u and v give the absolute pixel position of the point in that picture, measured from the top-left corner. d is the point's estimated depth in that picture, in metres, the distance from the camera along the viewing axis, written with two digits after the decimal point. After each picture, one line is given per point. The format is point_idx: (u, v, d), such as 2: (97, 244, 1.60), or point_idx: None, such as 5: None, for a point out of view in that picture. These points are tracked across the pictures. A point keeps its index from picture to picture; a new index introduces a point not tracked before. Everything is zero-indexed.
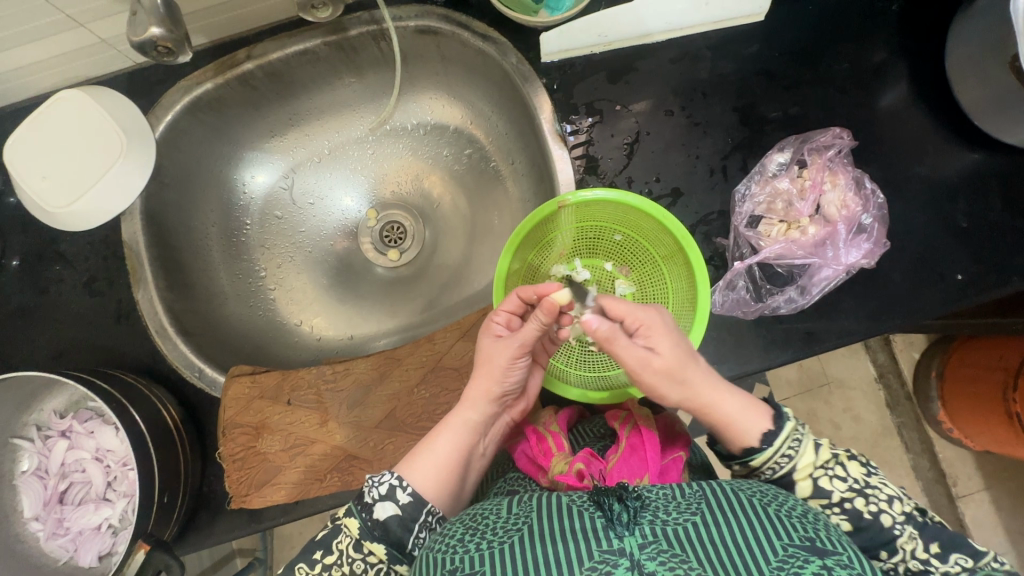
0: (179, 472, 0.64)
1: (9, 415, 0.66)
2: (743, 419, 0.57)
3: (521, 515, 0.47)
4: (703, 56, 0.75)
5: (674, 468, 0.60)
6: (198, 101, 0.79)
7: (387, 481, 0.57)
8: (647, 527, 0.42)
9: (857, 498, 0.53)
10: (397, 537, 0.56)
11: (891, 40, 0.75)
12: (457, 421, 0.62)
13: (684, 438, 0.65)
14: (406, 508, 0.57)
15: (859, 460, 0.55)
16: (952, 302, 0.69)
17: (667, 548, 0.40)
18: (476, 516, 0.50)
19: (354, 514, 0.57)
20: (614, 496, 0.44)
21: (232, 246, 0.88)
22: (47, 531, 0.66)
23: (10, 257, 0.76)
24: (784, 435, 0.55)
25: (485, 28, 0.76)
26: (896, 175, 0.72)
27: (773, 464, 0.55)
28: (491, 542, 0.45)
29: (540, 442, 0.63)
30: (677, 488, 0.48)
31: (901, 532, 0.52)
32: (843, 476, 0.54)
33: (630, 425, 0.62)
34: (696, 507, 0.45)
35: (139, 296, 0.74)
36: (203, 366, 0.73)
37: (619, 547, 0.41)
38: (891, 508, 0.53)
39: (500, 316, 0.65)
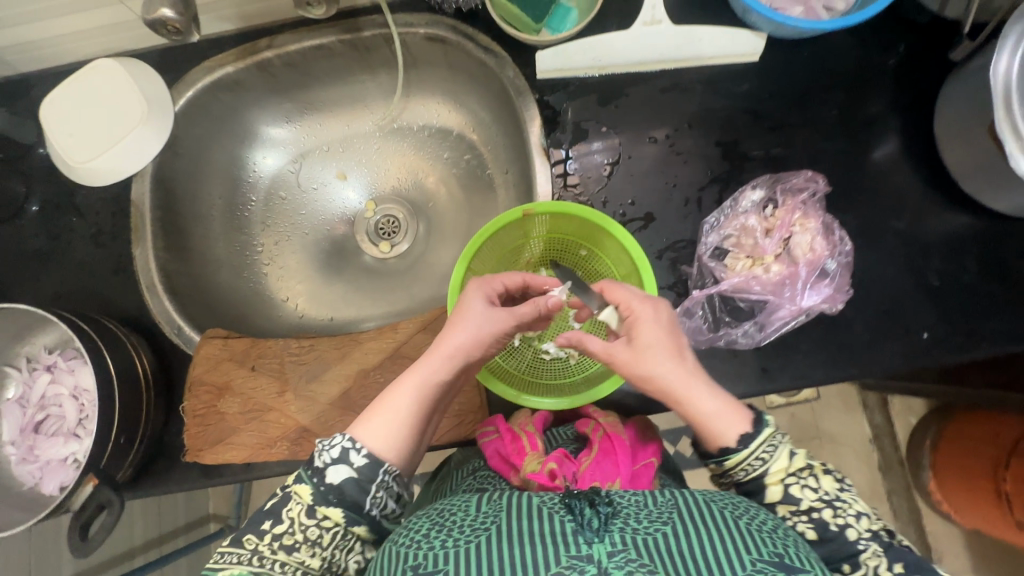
0: (140, 418, 0.68)
1: (2, 344, 0.72)
2: (718, 419, 0.54)
3: (490, 513, 0.45)
4: (693, 89, 0.77)
5: (645, 474, 0.61)
6: (219, 81, 0.85)
7: (339, 443, 0.53)
8: (618, 535, 0.41)
9: (825, 509, 0.50)
10: (354, 499, 0.51)
11: (885, 93, 0.75)
12: (419, 374, 0.58)
13: (657, 442, 0.65)
14: (363, 471, 0.52)
15: (834, 474, 0.52)
16: (914, 359, 0.68)
17: (636, 559, 0.39)
18: (440, 512, 0.48)
19: (304, 480, 0.52)
20: (585, 499, 0.43)
21: (234, 218, 0.93)
22: (20, 455, 0.72)
23: (30, 203, 0.82)
24: (760, 437, 0.52)
25: (487, 42, 0.80)
26: (873, 226, 0.72)
27: (746, 466, 0.52)
28: (456, 540, 0.43)
29: (514, 441, 0.64)
30: (649, 496, 0.46)
31: (865, 547, 0.49)
32: (815, 487, 0.51)
33: (600, 431, 0.64)
34: (668, 517, 0.43)
35: (137, 252, 0.80)
36: (182, 325, 0.78)
37: (587, 554, 0.39)
38: (858, 522, 0.50)
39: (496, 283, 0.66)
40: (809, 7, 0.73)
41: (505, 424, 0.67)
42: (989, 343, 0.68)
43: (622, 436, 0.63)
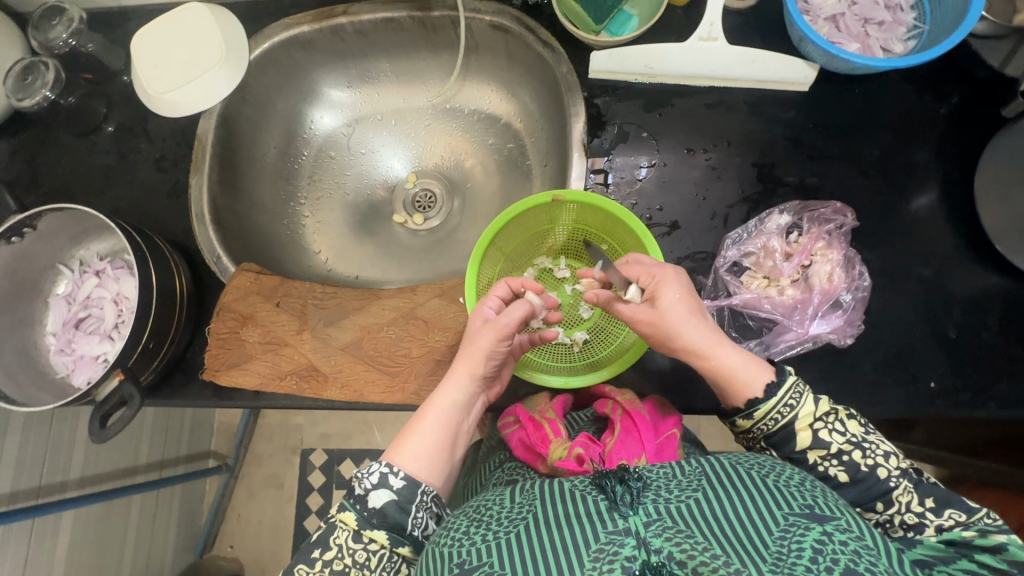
0: (169, 329, 0.74)
1: (63, 243, 0.79)
2: (745, 373, 0.60)
3: (525, 503, 0.50)
4: (738, 109, 0.78)
5: (670, 446, 0.63)
6: (293, 38, 0.91)
7: (377, 470, 0.59)
8: (650, 506, 0.46)
9: (855, 451, 0.56)
10: (396, 520, 0.57)
11: (931, 141, 0.76)
12: (443, 402, 0.64)
13: (676, 414, 0.68)
14: (401, 492, 0.58)
15: (859, 418, 0.58)
16: (919, 406, 0.68)
17: (670, 524, 0.44)
18: (478, 508, 0.53)
19: (348, 508, 0.57)
20: (614, 477, 0.48)
21: (285, 168, 0.99)
22: (58, 346, 0.78)
23: (106, 123, 0.89)
24: (788, 384, 0.58)
25: (548, 36, 0.83)
26: (897, 268, 0.72)
27: (774, 416, 0.58)
28: (496, 532, 0.48)
29: (537, 430, 0.66)
30: (677, 466, 0.51)
31: (896, 484, 0.55)
32: (842, 430, 0.57)
33: (619, 410, 0.67)
34: (697, 484, 0.48)
35: (193, 181, 0.85)
36: (221, 255, 0.83)
37: (625, 527, 0.45)
38: (886, 462, 0.56)
39: (492, 300, 0.68)
40: (866, 46, 0.74)
41: (525, 413, 0.69)
42: (998, 403, 0.67)
43: (641, 413, 0.66)
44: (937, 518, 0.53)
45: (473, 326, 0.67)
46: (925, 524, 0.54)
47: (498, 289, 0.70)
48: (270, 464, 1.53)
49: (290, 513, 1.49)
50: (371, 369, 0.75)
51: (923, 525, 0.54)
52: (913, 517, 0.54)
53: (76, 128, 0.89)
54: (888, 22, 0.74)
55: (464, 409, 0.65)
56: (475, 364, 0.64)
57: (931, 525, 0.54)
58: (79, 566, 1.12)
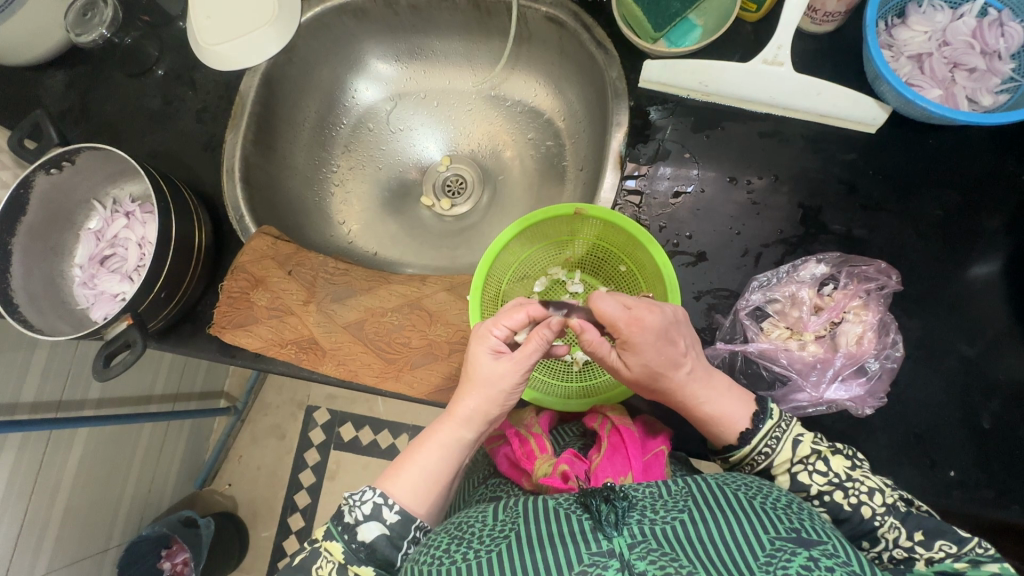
0: (182, 280, 0.75)
1: (99, 180, 0.81)
2: (725, 419, 0.59)
3: (507, 520, 0.49)
4: (794, 142, 0.72)
5: (656, 464, 0.61)
6: (347, 6, 0.89)
7: (371, 500, 0.58)
8: (635, 527, 0.44)
9: (836, 491, 0.54)
10: (386, 556, 0.57)
11: (1002, 209, 0.68)
12: (446, 437, 0.63)
13: (665, 431, 0.66)
14: (393, 527, 0.58)
15: (842, 454, 0.56)
16: (933, 495, 0.62)
17: (655, 547, 0.42)
18: (460, 525, 0.52)
19: (334, 537, 0.57)
20: (600, 497, 0.46)
21: (322, 135, 0.99)
22: (83, 279, 0.80)
23: (158, 67, 0.91)
24: (762, 432, 0.57)
25: (603, 37, 0.79)
26: (936, 342, 0.66)
27: (750, 461, 0.58)
28: (478, 551, 0.46)
29: (523, 445, 0.64)
30: (663, 486, 0.50)
31: (881, 523, 0.52)
32: (823, 471, 0.55)
33: (608, 426, 0.65)
34: (683, 505, 0.47)
35: (228, 137, 0.86)
36: (244, 214, 0.84)
37: (609, 549, 0.43)
38: (871, 499, 0.53)
39: (500, 330, 0.63)
40: (949, 93, 0.68)
41: (513, 429, 0.68)
42: None
43: (630, 428, 0.63)
44: (927, 551, 0.51)
45: (479, 359, 0.63)
46: (915, 558, 0.51)
47: (510, 317, 0.63)
48: (275, 415, 1.58)
49: (288, 464, 1.54)
50: (369, 353, 0.75)
51: (913, 560, 0.51)
52: (901, 552, 0.52)
53: (129, 69, 0.91)
54: (981, 70, 0.67)
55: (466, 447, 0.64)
56: (482, 407, 0.62)
57: (921, 559, 0.51)
58: (88, 480, 1.18)
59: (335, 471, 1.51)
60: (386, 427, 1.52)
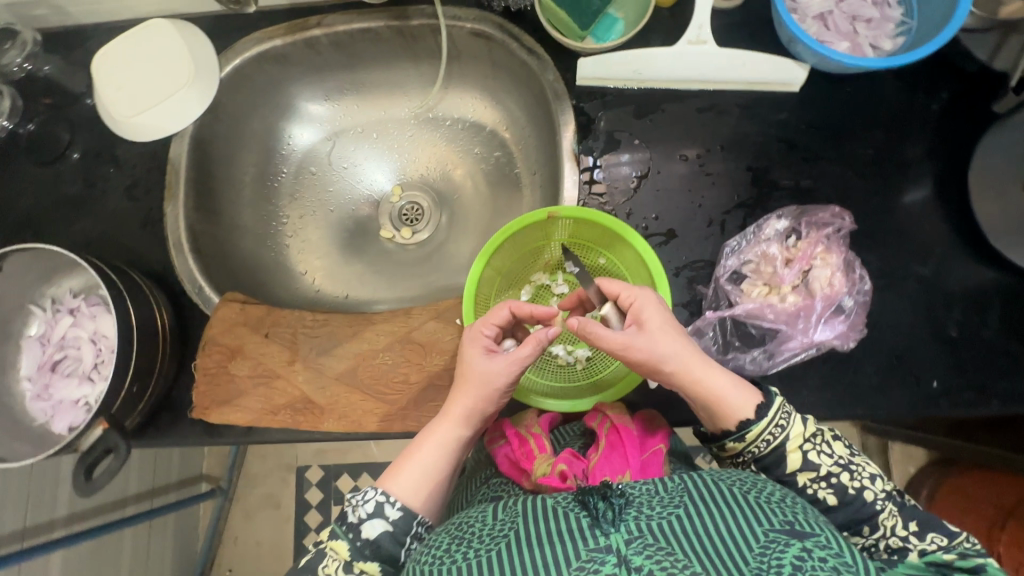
0: (153, 369, 0.70)
1: (32, 282, 0.75)
2: (735, 397, 0.60)
3: (507, 520, 0.48)
4: (730, 112, 0.77)
5: (655, 463, 0.61)
6: (266, 53, 0.87)
7: (373, 498, 0.58)
8: (632, 522, 0.45)
9: (842, 474, 0.57)
10: (392, 553, 0.57)
11: (923, 138, 0.75)
12: (443, 437, 0.63)
13: (665, 428, 0.67)
14: (397, 523, 0.58)
15: (845, 441, 0.59)
16: (922, 408, 0.68)
17: (652, 541, 0.43)
18: (460, 524, 0.51)
19: (339, 536, 0.57)
20: (597, 494, 0.46)
21: (264, 189, 0.95)
22: (35, 391, 0.74)
23: (72, 150, 0.85)
24: (777, 406, 0.58)
25: (532, 43, 0.81)
26: (894, 269, 0.72)
27: (766, 437, 0.58)
28: (478, 550, 0.46)
29: (522, 445, 0.65)
30: (658, 482, 0.50)
31: (882, 508, 0.56)
32: (830, 452, 0.58)
33: (607, 425, 0.66)
34: (680, 501, 0.47)
35: (168, 210, 0.82)
36: (203, 284, 0.80)
37: (607, 545, 0.43)
38: (873, 484, 0.57)
39: (491, 328, 0.65)
40: (856, 44, 0.73)
41: (511, 428, 0.68)
42: (1000, 401, 0.68)
43: (628, 427, 0.65)
44: (921, 541, 0.55)
45: (473, 359, 0.64)
46: (909, 547, 0.55)
47: (497, 315, 0.66)
48: (265, 484, 1.50)
49: (291, 533, 1.46)
50: (368, 399, 0.73)
51: (907, 549, 0.55)
52: (897, 540, 0.55)
53: (39, 157, 0.84)
54: (876, 19, 0.74)
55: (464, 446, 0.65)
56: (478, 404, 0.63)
57: (914, 548, 0.55)
58: None
59: None
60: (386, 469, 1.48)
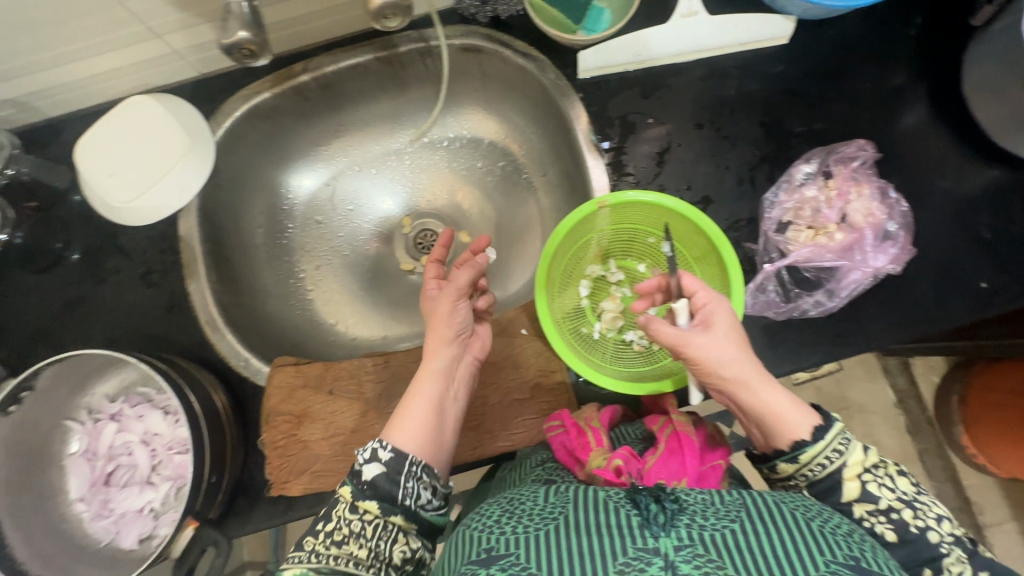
0: (226, 455, 0.66)
1: (65, 396, 0.69)
2: (792, 416, 0.58)
3: (558, 504, 0.48)
4: (731, 75, 0.79)
5: (712, 475, 0.60)
6: (255, 109, 0.84)
7: (370, 445, 0.58)
8: (683, 530, 0.42)
9: (905, 510, 0.54)
10: (388, 491, 0.56)
11: (909, 63, 0.79)
12: (426, 372, 0.65)
13: (726, 447, 0.64)
14: (390, 464, 0.57)
15: (909, 476, 0.56)
16: (980, 311, 0.71)
17: (703, 552, 0.41)
18: (512, 501, 0.51)
19: (346, 482, 0.57)
20: (649, 495, 0.45)
21: (277, 248, 0.92)
22: (93, 511, 0.68)
23: (72, 250, 0.80)
24: (834, 430, 0.57)
25: (526, 47, 0.81)
26: (919, 187, 0.75)
27: (820, 461, 0.56)
28: (528, 526, 0.46)
29: (580, 435, 0.63)
30: (715, 494, 0.48)
31: (947, 551, 0.52)
32: (892, 487, 0.55)
33: (668, 430, 0.63)
34: (736, 514, 0.45)
35: (192, 289, 0.77)
36: (249, 356, 0.76)
37: (654, 547, 0.41)
38: (938, 526, 0.54)
39: (432, 280, 0.72)
40: None
41: (571, 417, 0.66)
42: None
43: (690, 435, 0.62)
44: None
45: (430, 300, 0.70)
46: None
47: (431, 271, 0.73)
48: None
49: None
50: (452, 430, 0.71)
51: None
52: None
53: (38, 265, 0.78)
54: None
55: (450, 380, 0.66)
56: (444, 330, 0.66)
57: None
58: None
59: None
60: None
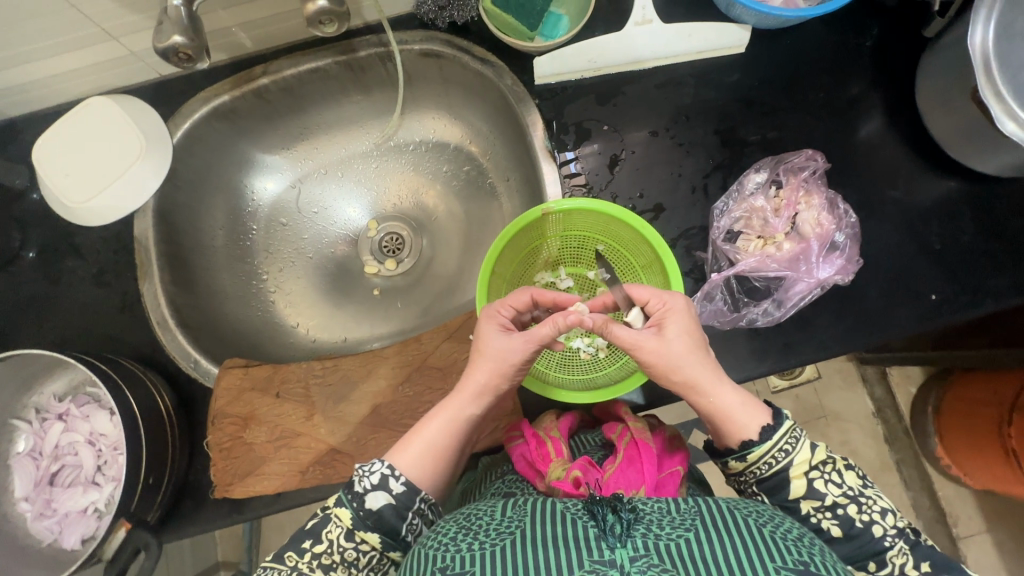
0: (166, 457, 0.66)
1: (11, 395, 0.69)
2: (742, 415, 0.58)
3: (514, 516, 0.47)
4: (687, 83, 0.79)
5: (670, 483, 0.60)
6: (215, 111, 0.84)
7: (378, 470, 0.57)
8: (639, 540, 0.42)
9: (850, 505, 0.55)
10: (392, 526, 0.56)
11: (866, 73, 0.79)
12: (450, 408, 0.62)
13: (682, 452, 0.66)
14: (400, 498, 0.56)
15: (856, 470, 0.57)
16: (928, 322, 0.71)
17: (658, 563, 0.40)
18: (467, 515, 0.50)
19: (344, 504, 0.56)
20: (606, 505, 0.44)
21: (238, 249, 0.92)
22: (36, 511, 0.68)
23: (28, 249, 0.80)
24: (784, 428, 0.57)
25: (483, 52, 0.82)
26: (871, 197, 0.75)
27: (769, 460, 0.56)
28: (485, 542, 0.45)
29: (539, 446, 0.64)
30: (673, 502, 0.47)
31: (891, 545, 0.54)
32: (838, 482, 0.55)
33: (626, 437, 0.63)
34: (690, 523, 0.44)
35: (145, 289, 0.78)
36: (198, 357, 0.76)
37: (610, 559, 0.41)
38: (883, 520, 0.54)
39: (508, 309, 0.66)
40: None
41: (530, 428, 0.66)
42: (994, 299, 0.71)
43: (648, 441, 0.62)
44: None
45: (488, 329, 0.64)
46: None
47: (517, 300, 0.67)
48: None
49: None
50: (396, 435, 0.71)
51: None
52: None
53: None
54: None
55: (472, 425, 0.63)
56: (489, 380, 0.62)
57: None
58: None
59: None
60: None
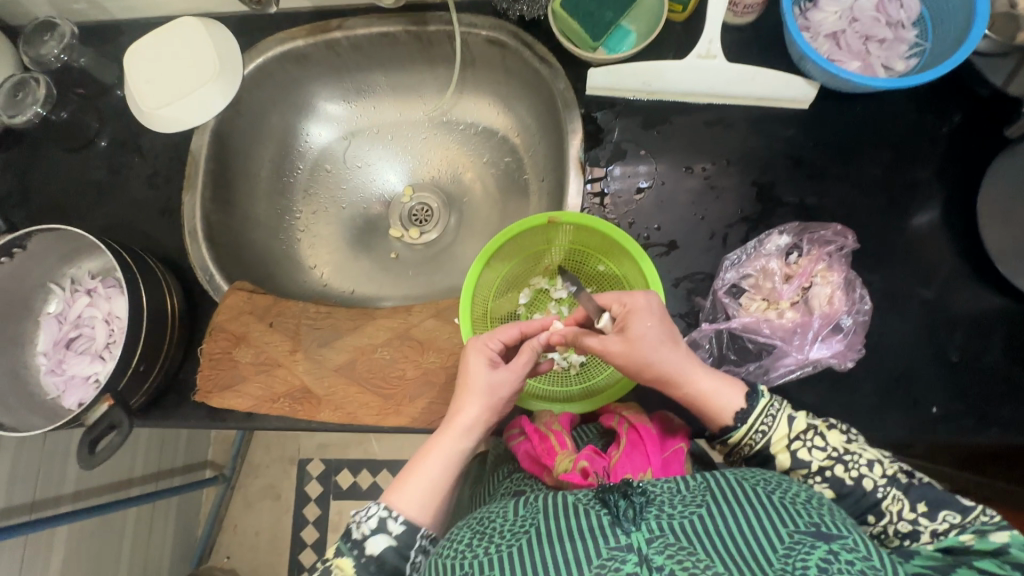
0: (160, 350, 0.73)
1: (54, 262, 0.78)
2: (720, 396, 0.59)
3: (528, 515, 0.46)
4: (737, 127, 0.77)
5: (676, 461, 0.61)
6: (289, 52, 0.90)
7: (375, 514, 0.57)
8: (652, 522, 0.43)
9: (836, 465, 0.55)
10: (396, 566, 0.56)
11: (933, 160, 0.74)
12: (443, 445, 0.62)
13: (683, 428, 0.66)
14: (400, 538, 0.57)
15: (837, 429, 0.57)
16: (920, 433, 0.67)
17: (673, 542, 0.41)
18: (481, 519, 0.49)
19: (344, 553, 0.57)
20: (617, 492, 0.45)
21: (281, 184, 0.98)
22: (49, 366, 0.77)
23: (100, 138, 0.89)
24: (757, 409, 0.58)
25: (545, 52, 0.83)
26: (897, 290, 0.71)
27: (748, 442, 0.58)
28: (502, 545, 0.45)
29: (543, 441, 0.64)
30: (680, 481, 0.48)
31: (883, 494, 0.54)
32: (821, 446, 0.56)
33: (625, 424, 0.65)
34: (701, 499, 0.45)
35: (186, 199, 0.85)
36: (214, 272, 0.83)
37: (627, 543, 0.41)
38: (871, 471, 0.55)
39: (494, 342, 0.65)
40: (867, 64, 0.73)
41: (530, 425, 0.67)
42: (1000, 429, 0.66)
43: (647, 426, 0.64)
44: (932, 522, 0.52)
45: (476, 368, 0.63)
46: (920, 531, 0.52)
47: (503, 331, 0.66)
48: (267, 474, 1.49)
49: (288, 525, 1.46)
50: (363, 392, 0.74)
51: (918, 532, 0.52)
52: (906, 525, 0.53)
53: (69, 143, 0.88)
54: (889, 40, 0.73)
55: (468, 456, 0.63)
56: (479, 413, 0.62)
57: (925, 530, 0.52)
58: None
59: (338, 522, 1.44)
60: (383, 467, 1.45)
